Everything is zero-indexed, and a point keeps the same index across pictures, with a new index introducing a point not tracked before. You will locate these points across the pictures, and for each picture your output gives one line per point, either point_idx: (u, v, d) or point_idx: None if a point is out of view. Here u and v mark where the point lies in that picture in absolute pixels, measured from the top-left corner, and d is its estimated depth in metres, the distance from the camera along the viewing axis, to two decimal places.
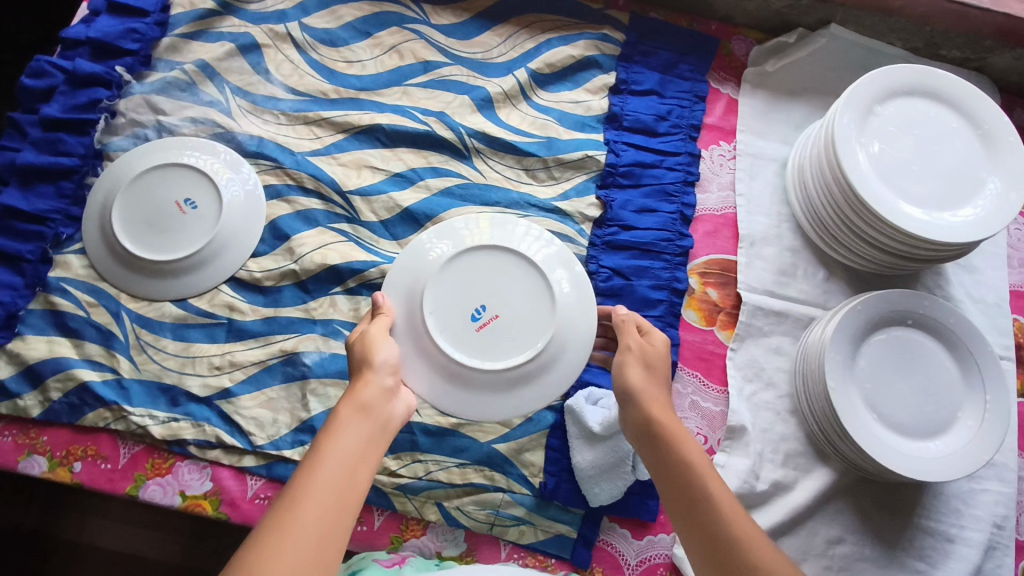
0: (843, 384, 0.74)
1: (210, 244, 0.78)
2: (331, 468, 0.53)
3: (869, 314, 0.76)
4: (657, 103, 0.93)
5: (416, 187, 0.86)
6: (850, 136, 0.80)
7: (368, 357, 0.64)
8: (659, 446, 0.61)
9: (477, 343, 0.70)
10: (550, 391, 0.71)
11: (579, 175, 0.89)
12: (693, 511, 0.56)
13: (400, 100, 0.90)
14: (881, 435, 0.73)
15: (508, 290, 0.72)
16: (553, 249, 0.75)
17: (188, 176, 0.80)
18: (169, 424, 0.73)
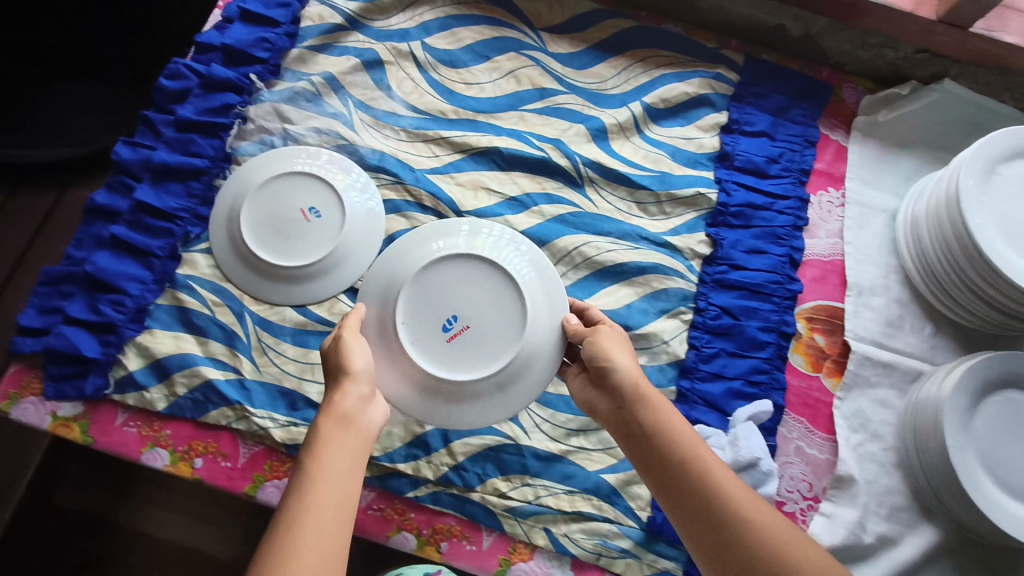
0: (957, 444, 0.74)
1: (333, 253, 0.77)
2: (326, 488, 0.51)
3: (987, 374, 0.76)
4: (768, 145, 0.94)
5: (530, 212, 0.87)
6: (975, 193, 0.80)
7: (341, 366, 0.62)
8: (660, 451, 0.60)
9: (449, 354, 0.71)
10: (514, 404, 0.72)
11: (690, 212, 0.90)
12: (708, 515, 0.56)
13: (516, 125, 0.92)
14: (997, 499, 0.72)
15: (478, 300, 0.72)
16: (525, 257, 0.75)
17: (313, 185, 0.79)
18: (289, 428, 0.74)
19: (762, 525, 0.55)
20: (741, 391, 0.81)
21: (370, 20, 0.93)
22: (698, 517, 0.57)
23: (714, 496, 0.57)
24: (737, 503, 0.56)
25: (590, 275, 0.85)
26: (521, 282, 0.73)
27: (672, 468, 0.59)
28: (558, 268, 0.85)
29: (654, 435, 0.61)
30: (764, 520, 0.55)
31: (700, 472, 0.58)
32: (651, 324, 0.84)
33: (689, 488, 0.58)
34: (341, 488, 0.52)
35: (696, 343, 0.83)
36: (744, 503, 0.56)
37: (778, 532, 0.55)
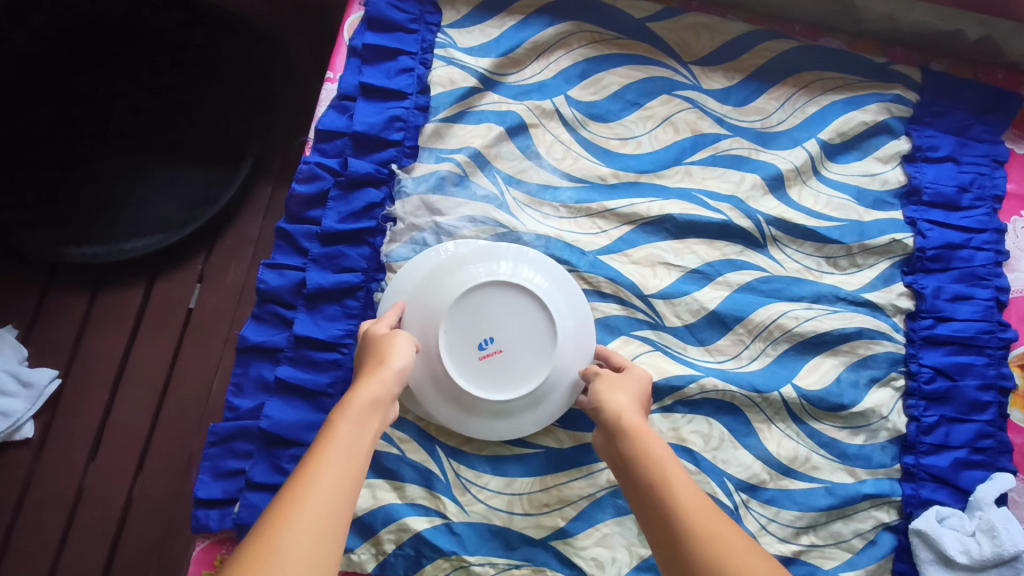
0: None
1: (512, 398, 0.66)
2: (331, 455, 0.46)
3: None
4: (956, 172, 0.84)
5: (716, 284, 0.79)
6: None
7: (378, 355, 0.58)
8: (638, 466, 0.54)
9: (476, 375, 0.66)
10: (504, 431, 0.68)
11: (884, 260, 0.82)
12: (672, 531, 0.48)
13: (683, 182, 0.82)
14: None
15: (517, 327, 0.66)
16: (570, 297, 0.70)
17: (499, 311, 0.66)
18: (511, 572, 0.68)
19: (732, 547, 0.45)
20: (968, 461, 0.75)
21: (504, 76, 0.83)
22: (656, 534, 0.49)
23: (673, 511, 0.49)
24: (717, 525, 0.47)
25: (790, 348, 0.78)
26: (564, 330, 0.67)
27: (649, 484, 0.52)
28: (756, 345, 0.77)
29: (639, 446, 0.55)
30: (743, 547, 0.45)
31: (678, 485, 0.51)
32: (866, 399, 0.76)
33: (657, 505, 0.50)
34: (345, 471, 0.45)
35: (915, 412, 0.77)
36: (708, 518, 0.47)
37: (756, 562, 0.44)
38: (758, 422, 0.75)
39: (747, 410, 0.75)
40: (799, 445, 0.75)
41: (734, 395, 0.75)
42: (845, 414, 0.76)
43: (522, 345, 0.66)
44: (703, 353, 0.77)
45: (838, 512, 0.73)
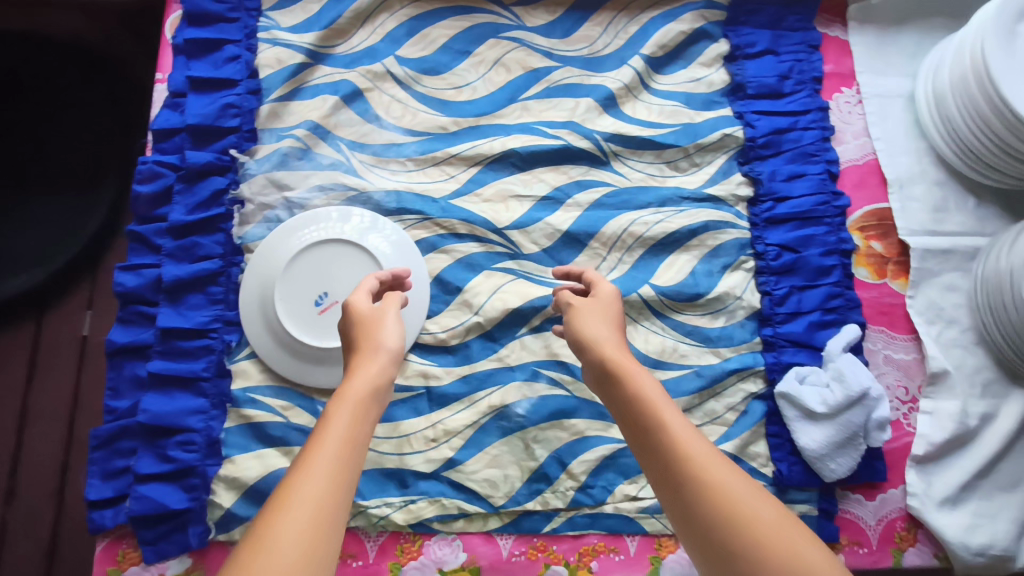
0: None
1: (339, 347, 0.74)
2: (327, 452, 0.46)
3: None
4: (775, 63, 0.89)
5: (567, 206, 0.83)
6: (1003, 62, 0.78)
7: (372, 337, 0.58)
8: (627, 412, 0.54)
9: (313, 322, 0.74)
10: (330, 381, 0.74)
11: (720, 155, 0.87)
12: (667, 476, 0.49)
13: (522, 117, 0.86)
14: None
15: (348, 278, 0.75)
16: (408, 262, 0.78)
17: (335, 268, 0.76)
18: (409, 507, 0.71)
19: (738, 499, 0.46)
20: (822, 322, 0.81)
21: (333, 48, 0.85)
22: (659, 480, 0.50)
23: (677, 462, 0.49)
24: (717, 477, 0.47)
25: (646, 252, 0.82)
26: None
27: (642, 429, 0.52)
28: (613, 256, 0.82)
29: (626, 392, 0.55)
30: (745, 499, 0.45)
31: (673, 432, 0.50)
32: (720, 284, 0.82)
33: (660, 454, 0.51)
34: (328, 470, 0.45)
35: (767, 288, 0.82)
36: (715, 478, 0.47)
37: (762, 512, 0.45)
38: (624, 325, 0.80)
39: None
40: (665, 338, 0.80)
41: None
42: (702, 301, 0.81)
43: None
44: None
45: (709, 391, 0.78)
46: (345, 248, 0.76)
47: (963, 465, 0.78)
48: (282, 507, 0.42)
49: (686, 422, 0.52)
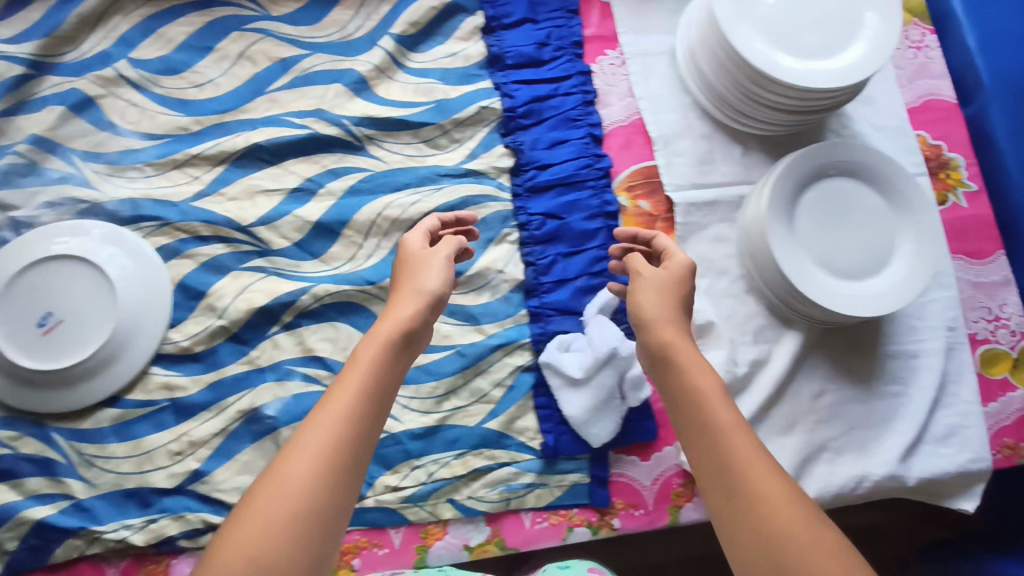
0: (786, 181, 0.77)
1: (61, 370, 0.70)
2: (322, 429, 0.50)
3: (796, 177, 0.78)
4: (533, 31, 0.88)
5: (319, 197, 0.80)
6: (731, 9, 0.77)
7: (414, 280, 0.63)
8: (682, 413, 0.56)
9: (34, 344, 0.70)
10: (57, 404, 0.71)
11: (481, 129, 0.84)
12: (721, 467, 0.51)
13: (270, 110, 0.83)
14: (833, 285, 0.76)
15: (71, 293, 0.71)
16: (148, 277, 0.74)
17: (61, 285, 0.72)
18: (149, 528, 0.69)
19: (773, 498, 0.49)
20: (587, 287, 0.80)
21: (59, 55, 0.81)
22: (704, 464, 0.53)
23: (724, 449, 0.52)
24: (759, 476, 0.50)
25: (404, 236, 0.80)
26: (127, 308, 0.72)
27: (703, 428, 0.54)
28: (370, 243, 0.79)
29: (686, 380, 0.56)
30: (775, 493, 0.49)
31: (715, 424, 0.53)
32: (481, 260, 0.80)
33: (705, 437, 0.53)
34: (318, 452, 0.48)
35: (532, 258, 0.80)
36: (750, 468, 0.50)
37: (787, 512, 0.48)
38: (383, 312, 0.78)
39: (369, 304, 0.77)
40: None
41: (349, 294, 0.77)
42: (463, 279, 0.79)
43: (82, 317, 0.71)
44: (318, 265, 0.79)
45: (473, 370, 0.77)
46: (72, 263, 0.72)
47: None
48: (273, 490, 0.47)
49: (733, 408, 0.54)
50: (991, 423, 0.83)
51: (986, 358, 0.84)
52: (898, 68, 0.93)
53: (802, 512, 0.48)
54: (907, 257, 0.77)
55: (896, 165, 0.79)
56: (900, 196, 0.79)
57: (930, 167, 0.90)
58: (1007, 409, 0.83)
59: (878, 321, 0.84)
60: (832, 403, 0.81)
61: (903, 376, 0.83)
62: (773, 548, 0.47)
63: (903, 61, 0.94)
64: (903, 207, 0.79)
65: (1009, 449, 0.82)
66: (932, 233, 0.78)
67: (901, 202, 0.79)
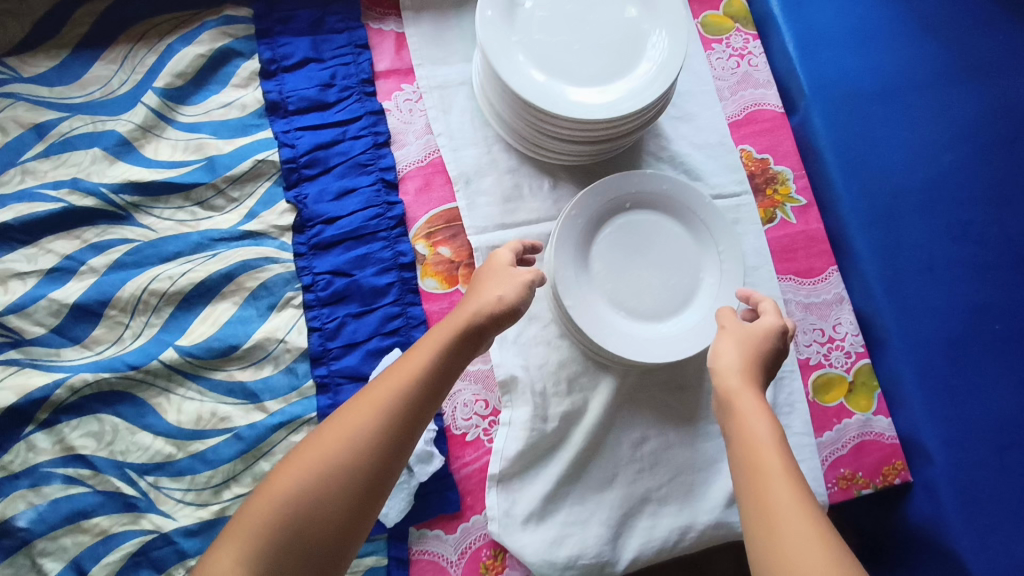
0: (577, 223, 0.73)
1: None
2: (374, 395, 0.56)
3: (589, 215, 0.74)
4: (317, 71, 0.82)
5: (81, 275, 0.74)
6: (501, 41, 0.71)
7: (484, 287, 0.65)
8: (734, 451, 0.56)
9: None
10: None
11: (260, 184, 0.78)
12: (756, 493, 0.52)
13: (24, 182, 0.76)
14: (629, 328, 0.72)
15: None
16: None
17: None
18: None
19: (794, 530, 0.48)
20: (378, 349, 0.74)
21: None
22: (747, 492, 0.53)
23: (766, 478, 0.52)
24: (788, 513, 0.49)
25: (176, 310, 0.73)
26: None
27: (743, 464, 0.54)
28: (137, 321, 0.73)
29: (735, 419, 0.57)
30: (802, 521, 0.49)
31: (766, 469, 0.52)
32: (259, 329, 0.73)
33: (753, 477, 0.53)
34: (374, 421, 0.55)
35: (317, 323, 0.74)
36: (773, 482, 0.51)
37: (800, 525, 0.48)
38: (154, 397, 0.71)
39: (136, 390, 0.71)
40: (202, 402, 0.71)
41: (110, 383, 0.70)
42: (239, 353, 0.72)
43: None
44: (80, 351, 0.72)
45: (254, 454, 0.70)
46: None
47: (549, 473, 0.73)
48: (323, 443, 0.54)
49: (787, 455, 0.53)
50: (826, 454, 0.78)
51: (819, 385, 0.80)
52: (717, 78, 0.88)
53: (818, 535, 0.48)
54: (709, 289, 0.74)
55: (692, 190, 0.75)
56: (698, 224, 0.76)
57: (757, 183, 0.85)
58: (843, 437, 0.79)
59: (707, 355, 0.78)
60: (656, 450, 0.75)
61: None
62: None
63: (724, 72, 0.88)
64: (703, 235, 0.76)
65: (846, 480, 0.77)
66: (735, 261, 0.74)
67: (701, 231, 0.76)
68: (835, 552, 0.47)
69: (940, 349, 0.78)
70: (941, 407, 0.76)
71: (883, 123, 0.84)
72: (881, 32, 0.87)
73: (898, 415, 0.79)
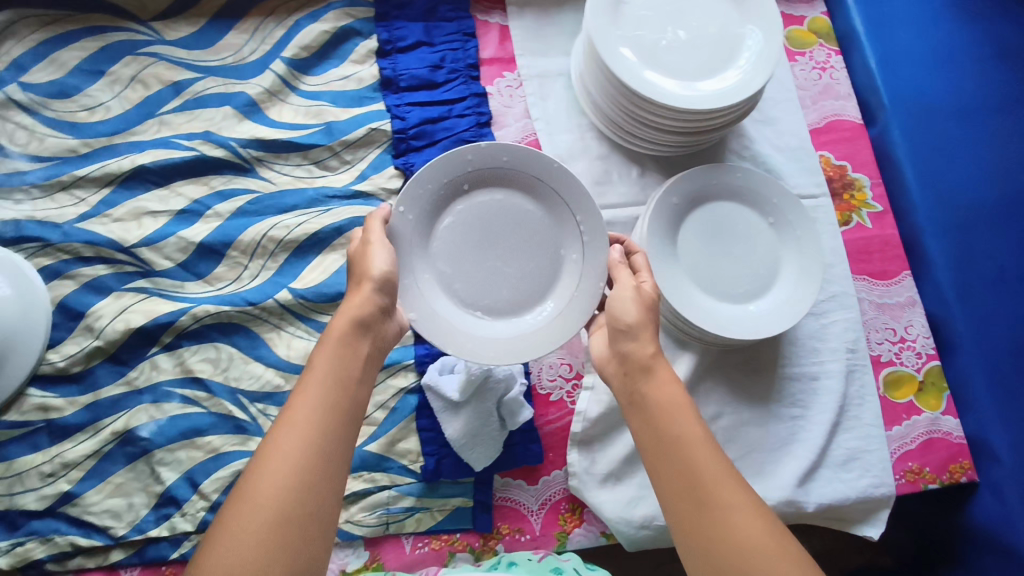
0: (415, 221, 0.69)
1: None
2: (310, 397, 0.54)
3: (423, 207, 0.69)
4: (428, 54, 0.88)
5: (206, 218, 0.81)
6: (609, 32, 0.77)
7: (362, 267, 0.62)
8: (649, 422, 0.56)
9: None
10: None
11: (372, 151, 0.85)
12: (687, 472, 0.53)
13: (160, 132, 0.83)
14: (482, 330, 0.71)
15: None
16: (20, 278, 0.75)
17: None
18: (15, 550, 0.68)
19: (728, 501, 0.51)
20: None
21: None
22: (675, 471, 0.53)
23: (690, 450, 0.53)
24: (720, 483, 0.51)
25: (290, 257, 0.80)
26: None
27: (660, 445, 0.55)
28: (255, 264, 0.80)
29: (645, 399, 0.57)
30: (735, 493, 0.51)
31: (686, 437, 0.54)
32: None
33: (677, 450, 0.54)
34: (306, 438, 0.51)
35: None
36: (704, 453, 0.53)
37: (733, 495, 0.51)
38: (266, 333, 0.77)
39: (251, 325, 0.77)
40: (310, 342, 0.77)
41: (229, 315, 0.77)
42: None
43: None
44: (201, 286, 0.78)
45: None
46: None
47: (628, 437, 0.78)
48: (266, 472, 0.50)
49: (699, 419, 0.55)
50: (894, 447, 0.81)
51: (889, 381, 0.84)
52: (801, 88, 0.93)
53: (750, 503, 0.51)
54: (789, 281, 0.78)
55: (542, 160, 0.71)
56: (551, 192, 0.72)
57: (834, 188, 0.90)
58: (911, 433, 0.82)
59: (779, 342, 0.83)
60: (730, 426, 0.80)
61: (805, 399, 0.82)
62: (736, 552, 0.49)
63: (807, 83, 0.94)
64: (558, 205, 0.73)
65: (913, 474, 0.81)
66: (596, 230, 0.71)
67: (555, 204, 0.73)
68: (765, 515, 0.50)
69: (1010, 355, 0.81)
70: (1008, 411, 0.79)
71: (957, 139, 0.89)
72: (957, 54, 0.92)
73: (966, 417, 0.82)
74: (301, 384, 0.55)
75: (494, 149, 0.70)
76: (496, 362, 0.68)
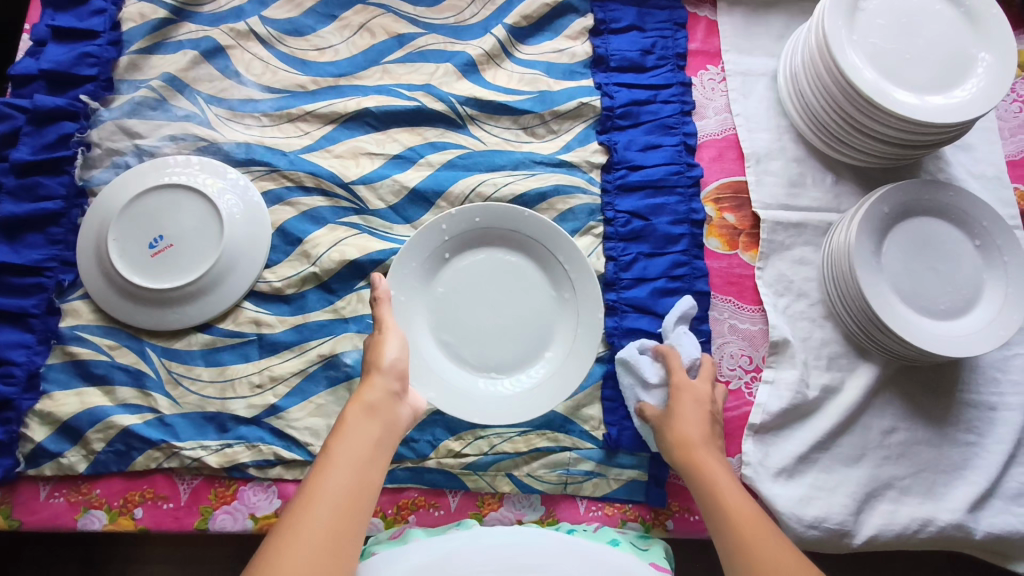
0: (408, 301, 0.75)
1: (206, 275, 0.74)
2: (337, 475, 0.54)
3: (408, 288, 0.75)
4: (640, 38, 0.90)
5: (418, 166, 0.84)
6: (842, 35, 0.79)
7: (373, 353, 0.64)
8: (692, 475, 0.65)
9: (147, 268, 0.74)
10: (210, 310, 0.75)
11: (577, 125, 0.88)
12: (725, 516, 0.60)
13: (382, 80, 0.87)
14: (498, 389, 0.75)
15: (184, 222, 0.76)
16: (244, 196, 0.78)
17: (179, 202, 0.76)
18: (224, 451, 0.71)
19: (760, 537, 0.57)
20: (666, 288, 0.81)
21: (199, 6, 0.86)
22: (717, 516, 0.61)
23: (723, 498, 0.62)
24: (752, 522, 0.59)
25: None
26: (226, 213, 0.76)
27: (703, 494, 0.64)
28: None
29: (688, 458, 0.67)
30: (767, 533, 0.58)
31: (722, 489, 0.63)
32: None
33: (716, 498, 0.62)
34: (347, 483, 0.54)
35: (614, 253, 0.83)
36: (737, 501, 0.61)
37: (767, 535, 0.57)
38: None
39: None
40: None
41: None
42: None
43: (193, 226, 0.76)
44: (409, 229, 0.82)
45: None
46: (190, 177, 0.77)
47: (802, 436, 0.79)
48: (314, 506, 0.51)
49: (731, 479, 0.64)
50: None
51: None
52: (1001, 119, 0.93)
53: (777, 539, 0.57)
54: (988, 306, 0.78)
55: (506, 211, 0.76)
56: (531, 241, 0.77)
57: None
58: None
59: (960, 365, 0.83)
60: (904, 442, 0.80)
61: (981, 427, 0.81)
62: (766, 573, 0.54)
63: (1006, 114, 0.93)
64: (540, 251, 0.77)
65: None
66: (580, 269, 0.75)
67: (533, 246, 0.77)
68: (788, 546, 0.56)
69: None
70: None
71: None
72: None
73: None
74: (331, 437, 0.58)
75: (466, 213, 0.75)
76: (518, 419, 0.72)
